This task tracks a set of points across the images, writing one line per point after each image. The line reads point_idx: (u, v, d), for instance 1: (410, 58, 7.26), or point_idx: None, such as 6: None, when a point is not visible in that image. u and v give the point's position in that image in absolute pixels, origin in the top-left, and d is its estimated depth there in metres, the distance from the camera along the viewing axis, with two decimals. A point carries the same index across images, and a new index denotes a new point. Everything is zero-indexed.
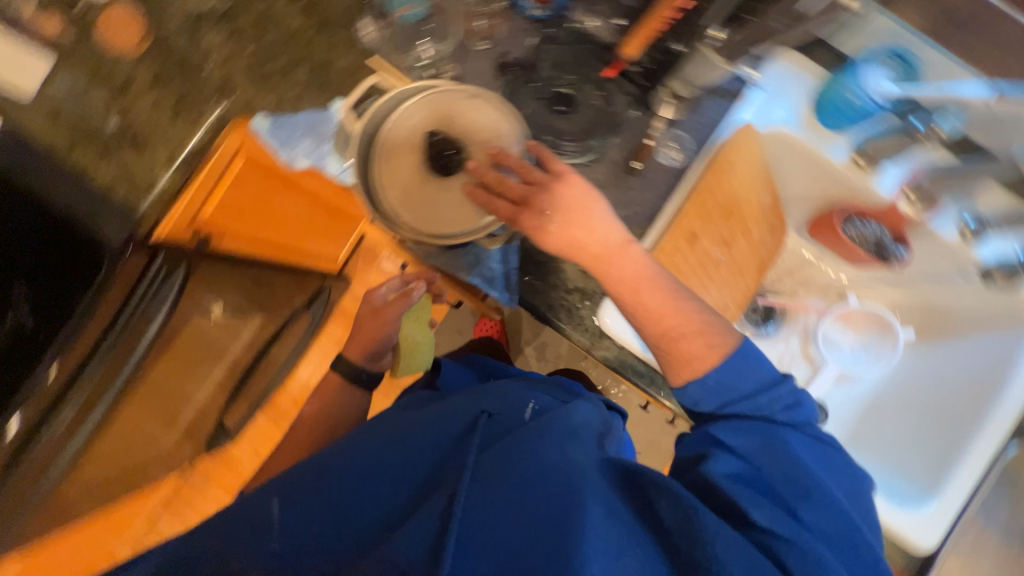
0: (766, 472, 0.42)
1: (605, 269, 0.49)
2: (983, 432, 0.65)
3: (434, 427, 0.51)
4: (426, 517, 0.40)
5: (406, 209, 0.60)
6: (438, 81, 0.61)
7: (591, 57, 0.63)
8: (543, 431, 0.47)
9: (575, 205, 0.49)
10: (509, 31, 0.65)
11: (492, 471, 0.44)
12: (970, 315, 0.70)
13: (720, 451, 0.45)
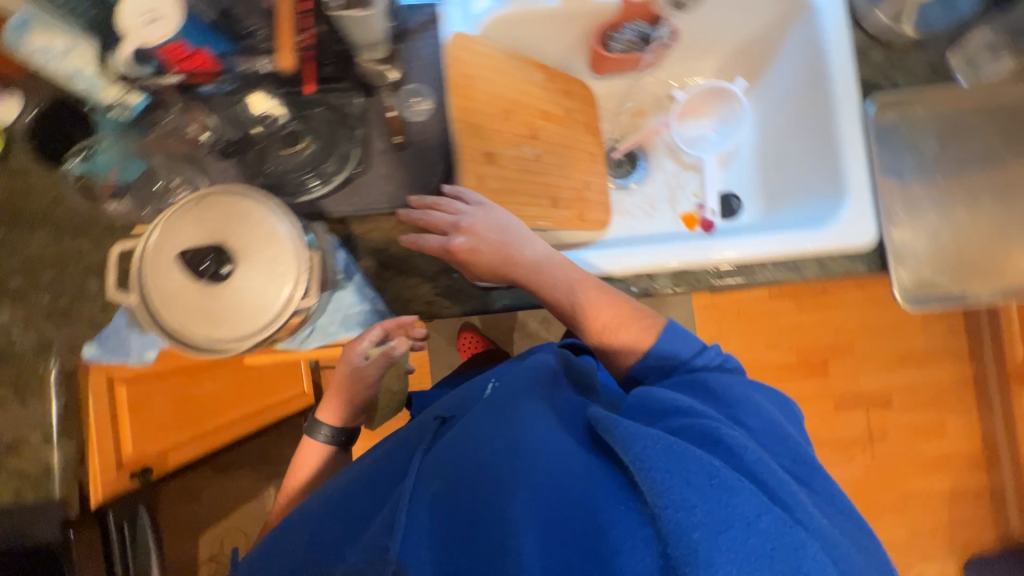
0: (676, 403, 0.58)
1: (578, 302, 0.70)
2: (852, 157, 0.75)
3: (398, 454, 0.63)
4: (388, 525, 0.52)
5: (264, 308, 0.57)
6: (206, 194, 0.59)
7: (434, 132, 0.75)
8: (507, 411, 0.60)
9: (581, 283, 0.70)
10: (368, 119, 0.75)
11: (443, 463, 0.56)
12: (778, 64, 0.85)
13: (634, 404, 0.61)
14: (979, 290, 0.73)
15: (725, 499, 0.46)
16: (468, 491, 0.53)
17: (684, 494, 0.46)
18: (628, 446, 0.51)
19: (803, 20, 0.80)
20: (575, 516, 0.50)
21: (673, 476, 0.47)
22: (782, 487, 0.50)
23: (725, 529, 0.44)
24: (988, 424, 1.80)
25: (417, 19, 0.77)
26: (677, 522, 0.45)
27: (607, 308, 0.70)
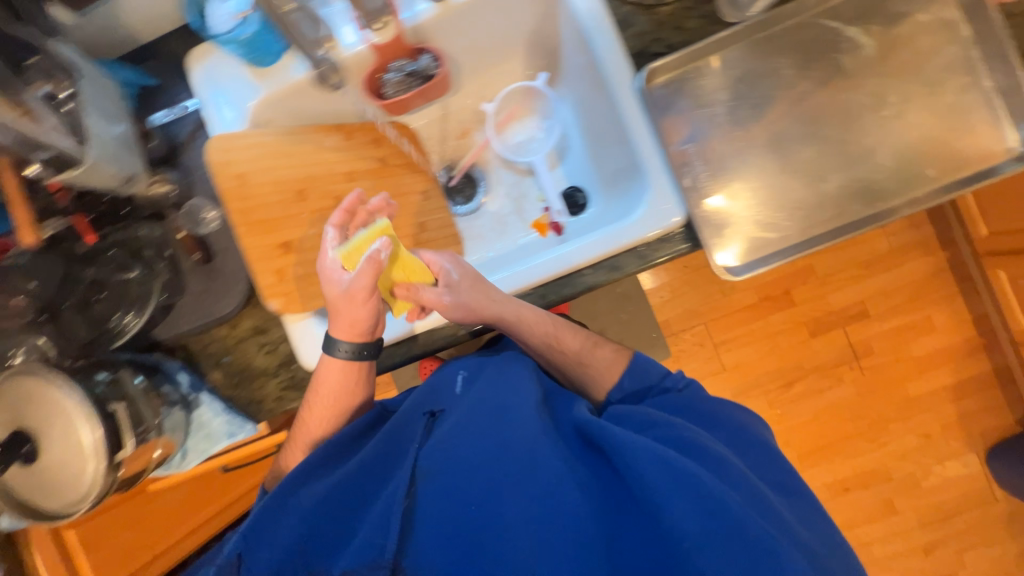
0: (651, 419, 0.63)
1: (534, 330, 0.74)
2: (643, 133, 0.70)
3: (474, 416, 0.62)
4: (392, 523, 0.55)
5: (80, 476, 0.63)
6: (6, 381, 0.64)
7: (229, 241, 0.76)
8: (500, 412, 0.62)
9: (541, 321, 0.74)
10: (161, 244, 0.76)
11: (453, 464, 0.58)
12: (568, 54, 0.81)
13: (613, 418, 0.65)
14: (805, 237, 0.69)
15: (712, 503, 0.51)
16: (468, 492, 0.56)
17: (675, 503, 0.51)
18: (627, 460, 0.55)
19: (563, 5, 0.74)
20: (576, 522, 0.52)
21: (668, 485, 0.52)
22: (745, 490, 0.55)
23: (707, 527, 0.50)
24: (976, 306, 1.68)
25: (185, 130, 0.77)
26: (668, 527, 0.51)
27: (570, 336, 0.77)
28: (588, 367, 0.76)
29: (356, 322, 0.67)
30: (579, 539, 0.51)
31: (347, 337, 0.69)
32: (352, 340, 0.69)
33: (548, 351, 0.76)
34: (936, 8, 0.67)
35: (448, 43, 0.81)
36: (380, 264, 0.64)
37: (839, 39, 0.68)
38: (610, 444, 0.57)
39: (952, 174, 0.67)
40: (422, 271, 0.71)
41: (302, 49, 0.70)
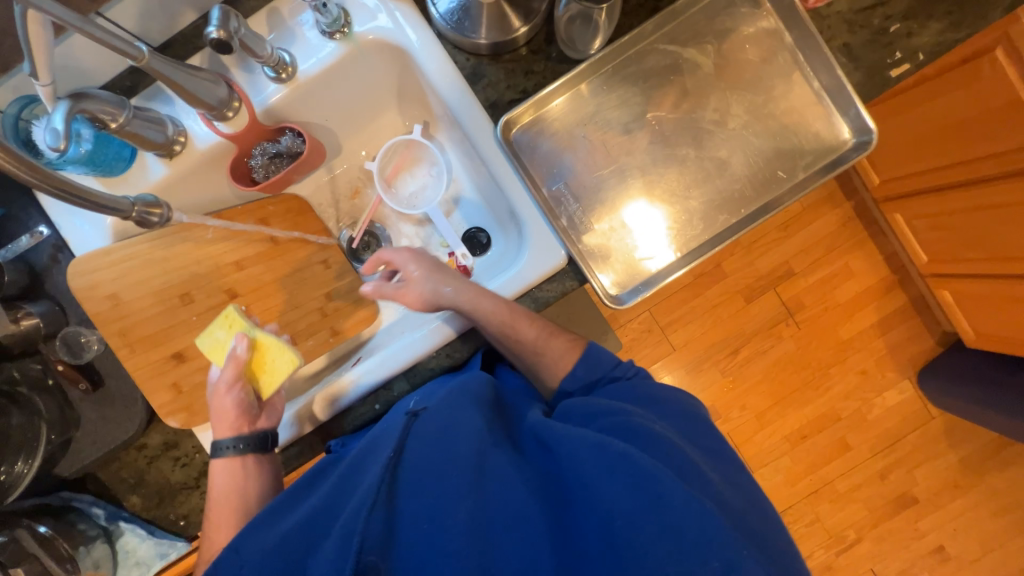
0: (602, 408, 0.62)
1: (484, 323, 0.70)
2: (513, 181, 0.71)
3: (433, 425, 0.59)
4: (347, 543, 0.49)
5: None
6: None
7: (115, 362, 0.73)
8: (450, 420, 0.60)
9: (494, 311, 0.69)
10: (36, 379, 0.72)
11: (413, 477, 0.54)
12: (434, 103, 0.81)
13: (564, 411, 0.65)
14: (682, 253, 0.73)
15: (648, 486, 0.51)
16: (422, 503, 0.53)
17: (615, 490, 0.52)
18: (573, 456, 0.56)
19: (411, 63, 0.74)
20: (518, 520, 0.54)
21: (604, 471, 0.53)
22: (688, 467, 0.55)
23: (646, 508, 0.50)
24: (885, 245, 1.80)
25: (43, 255, 0.73)
26: (607, 511, 0.51)
27: (528, 325, 0.71)
28: (547, 357, 0.72)
29: (225, 416, 0.67)
30: (526, 532, 0.53)
31: (232, 434, 0.67)
32: (237, 434, 0.68)
33: (507, 339, 0.70)
34: (759, 19, 0.71)
35: (312, 116, 0.80)
36: (243, 360, 0.68)
37: (680, 61, 0.71)
38: (559, 441, 0.57)
39: (802, 171, 0.72)
40: (275, 350, 0.70)
41: (101, 211, 0.52)
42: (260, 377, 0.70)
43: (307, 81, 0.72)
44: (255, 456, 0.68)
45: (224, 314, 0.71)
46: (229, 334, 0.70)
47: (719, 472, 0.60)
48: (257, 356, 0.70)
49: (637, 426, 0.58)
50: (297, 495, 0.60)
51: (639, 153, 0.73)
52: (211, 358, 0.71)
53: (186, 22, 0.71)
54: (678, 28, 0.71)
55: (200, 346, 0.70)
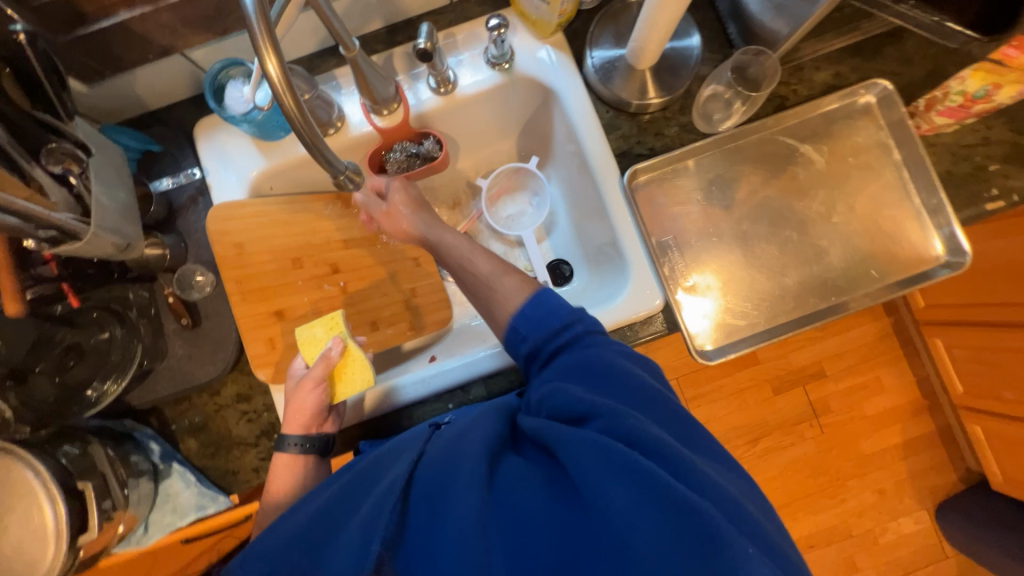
0: (587, 405, 0.52)
1: (475, 286, 0.71)
2: (626, 222, 0.77)
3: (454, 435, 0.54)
4: (353, 547, 0.46)
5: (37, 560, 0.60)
6: None
7: (221, 304, 0.77)
8: (463, 422, 0.57)
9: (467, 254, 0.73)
10: (142, 304, 0.75)
11: (425, 487, 0.50)
12: (558, 138, 0.88)
13: (513, 328, 0.64)
14: (768, 325, 0.76)
15: (663, 500, 0.43)
16: (426, 509, 0.49)
17: (616, 493, 0.44)
18: (573, 458, 0.48)
19: (554, 101, 0.82)
20: (523, 529, 0.46)
21: (628, 499, 0.44)
22: (717, 487, 0.45)
23: (658, 526, 0.42)
24: (918, 368, 1.82)
25: (185, 195, 0.79)
26: (614, 524, 0.44)
27: (483, 259, 0.72)
28: (500, 297, 0.68)
29: (302, 412, 0.70)
30: (530, 541, 0.46)
31: (299, 431, 0.70)
32: (304, 432, 0.70)
33: (482, 290, 0.70)
34: (872, 133, 0.78)
35: (450, 128, 0.88)
36: (333, 362, 0.71)
37: (795, 153, 0.79)
38: (558, 440, 0.50)
39: (891, 274, 0.77)
40: (362, 366, 0.73)
41: (322, 166, 0.51)
42: (339, 384, 0.73)
43: (462, 98, 0.80)
44: (315, 457, 0.70)
45: (330, 315, 0.74)
46: (326, 333, 0.74)
47: (764, 513, 0.50)
48: (343, 363, 0.74)
49: (630, 428, 0.48)
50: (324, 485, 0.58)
51: (744, 225, 0.79)
52: (301, 349, 0.74)
53: (371, 28, 0.81)
54: (798, 125, 0.79)
55: (296, 336, 0.74)
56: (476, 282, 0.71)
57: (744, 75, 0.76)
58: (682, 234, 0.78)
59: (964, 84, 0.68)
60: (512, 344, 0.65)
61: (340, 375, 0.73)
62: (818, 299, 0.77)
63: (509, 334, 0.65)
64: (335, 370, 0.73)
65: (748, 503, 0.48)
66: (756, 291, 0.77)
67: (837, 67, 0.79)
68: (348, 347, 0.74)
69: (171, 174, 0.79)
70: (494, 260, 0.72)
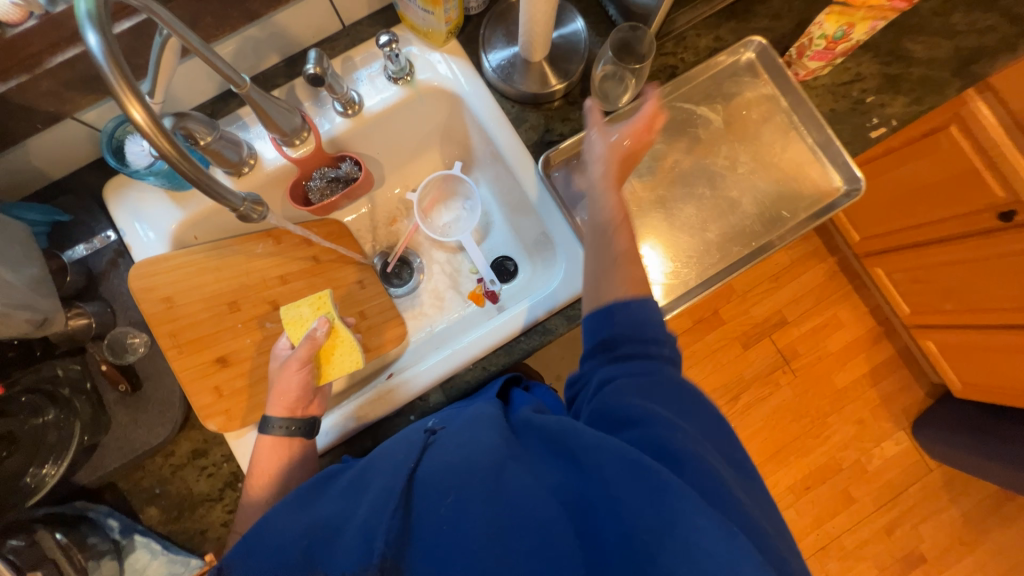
0: (633, 413, 0.53)
1: (604, 238, 0.69)
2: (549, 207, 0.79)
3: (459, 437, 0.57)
4: (359, 545, 0.49)
5: None
6: None
7: (159, 362, 0.75)
8: (474, 433, 0.58)
9: (617, 219, 0.69)
10: (75, 378, 0.72)
11: (432, 482, 0.53)
12: (476, 140, 0.91)
13: (610, 308, 0.62)
14: (701, 279, 0.80)
15: (668, 508, 0.45)
16: (432, 502, 0.51)
17: (638, 508, 0.46)
18: (597, 463, 0.49)
19: (462, 105, 0.85)
20: (529, 524, 0.49)
21: (625, 483, 0.47)
22: (725, 492, 0.48)
23: (666, 528, 0.44)
24: (869, 299, 1.92)
25: (103, 260, 0.77)
26: (618, 515, 0.47)
27: (624, 239, 0.69)
28: (617, 269, 0.65)
29: (287, 393, 0.69)
30: (535, 534, 0.49)
31: (285, 413, 0.69)
32: (289, 415, 0.70)
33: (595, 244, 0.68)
34: (758, 86, 0.84)
35: (368, 148, 0.89)
36: (318, 342, 0.72)
37: (694, 117, 0.84)
38: (587, 448, 0.51)
39: (801, 211, 0.82)
40: (349, 347, 0.75)
41: (218, 203, 0.50)
42: (325, 365, 0.74)
43: (371, 116, 0.82)
44: (301, 440, 0.70)
45: (316, 296, 0.77)
46: (312, 313, 0.76)
47: (753, 491, 0.53)
48: (330, 345, 0.75)
49: (673, 443, 0.49)
50: (310, 492, 0.58)
51: (661, 190, 0.83)
52: (287, 329, 0.76)
53: (268, 64, 0.82)
54: (692, 90, 0.84)
55: (283, 315, 0.76)
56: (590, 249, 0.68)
57: (626, 50, 0.78)
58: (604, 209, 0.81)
59: (822, 28, 0.74)
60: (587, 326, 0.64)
61: (327, 355, 0.74)
62: (741, 246, 0.81)
63: (600, 312, 0.62)
64: (321, 351, 0.75)
65: (747, 497, 0.51)
66: (685, 250, 0.81)
67: (715, 32, 0.85)
68: (334, 327, 0.76)
69: (85, 241, 0.77)
70: (627, 229, 0.70)
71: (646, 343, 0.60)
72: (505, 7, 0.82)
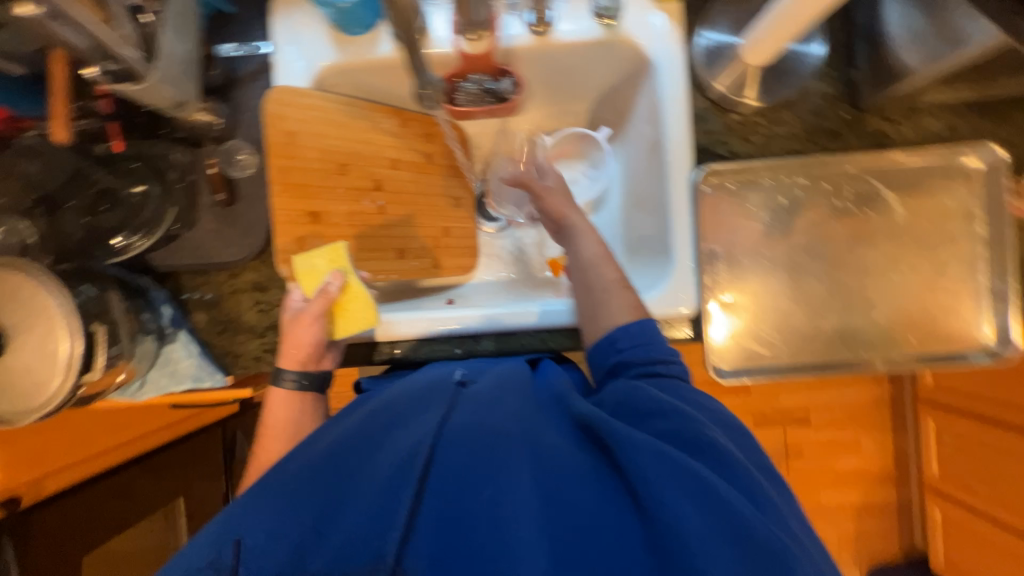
0: (657, 404, 0.54)
1: (585, 269, 0.70)
2: (680, 220, 0.74)
3: (481, 405, 0.57)
4: (381, 495, 0.49)
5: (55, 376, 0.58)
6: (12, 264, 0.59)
7: (260, 187, 0.75)
8: (502, 396, 0.59)
9: (602, 253, 0.71)
10: (182, 165, 0.74)
11: (454, 447, 0.53)
12: (638, 114, 0.83)
13: (610, 337, 0.64)
14: (789, 361, 0.75)
15: (708, 504, 0.46)
16: (451, 486, 0.50)
17: (684, 507, 0.46)
18: (629, 455, 0.49)
19: (648, 75, 0.77)
20: (566, 511, 0.48)
21: (666, 482, 0.47)
22: (754, 488, 0.50)
23: (711, 531, 0.45)
24: (901, 443, 1.74)
25: (247, 68, 0.76)
26: (664, 524, 0.46)
27: (611, 267, 0.70)
28: (608, 299, 0.67)
29: (299, 347, 0.67)
30: (574, 523, 0.47)
31: (296, 367, 0.68)
32: (301, 369, 0.68)
33: (586, 272, 0.70)
34: (964, 199, 0.74)
35: (533, 74, 0.83)
36: (330, 296, 0.69)
37: (878, 198, 0.75)
38: (612, 438, 0.51)
39: (929, 346, 0.75)
40: (364, 303, 0.71)
41: None
42: (339, 320, 0.71)
43: (556, 44, 0.75)
44: (315, 393, 0.69)
45: (332, 246, 0.72)
46: (326, 266, 0.71)
47: (782, 496, 0.54)
48: (344, 299, 0.71)
49: (702, 434, 0.52)
50: (342, 414, 0.63)
51: (802, 255, 0.76)
52: (299, 281, 0.71)
53: None
54: (894, 170, 0.74)
55: (295, 265, 0.71)
56: (587, 280, 0.70)
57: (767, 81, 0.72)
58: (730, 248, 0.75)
59: None
60: (593, 358, 0.66)
61: (342, 312, 0.71)
62: (851, 348, 0.75)
63: (602, 340, 0.65)
64: (335, 305, 0.71)
65: (776, 496, 0.52)
66: (792, 323, 0.76)
67: (953, 120, 0.73)
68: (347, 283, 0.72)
69: (238, 42, 0.76)
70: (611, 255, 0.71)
71: (657, 359, 0.62)
72: None
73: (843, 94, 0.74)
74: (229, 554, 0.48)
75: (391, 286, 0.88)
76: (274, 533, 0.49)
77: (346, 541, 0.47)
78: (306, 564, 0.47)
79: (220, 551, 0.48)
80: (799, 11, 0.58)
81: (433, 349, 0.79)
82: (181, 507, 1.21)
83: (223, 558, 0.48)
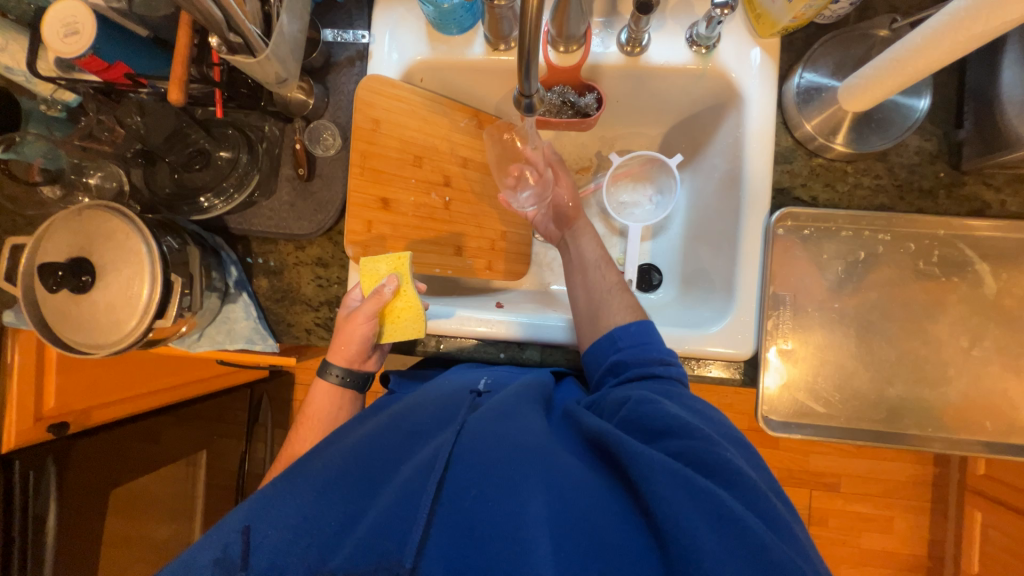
0: (665, 423, 0.52)
1: (582, 271, 0.77)
2: (744, 263, 0.73)
3: (495, 414, 0.57)
4: (399, 499, 0.49)
5: (127, 322, 0.63)
6: (99, 204, 0.64)
7: (339, 166, 0.78)
8: (518, 405, 0.59)
9: (600, 260, 0.77)
10: (273, 137, 0.78)
11: (469, 455, 0.52)
12: (718, 144, 0.81)
13: (611, 335, 0.67)
14: (846, 424, 0.71)
15: (725, 522, 0.44)
16: (469, 496, 0.49)
17: (700, 530, 0.43)
18: (641, 471, 0.47)
19: (736, 111, 0.76)
20: (582, 530, 0.46)
21: (680, 500, 0.45)
22: (774, 511, 0.47)
23: (735, 555, 0.42)
24: (937, 530, 1.49)
25: (345, 54, 0.79)
26: (681, 548, 0.43)
27: (611, 272, 0.76)
28: (609, 300, 0.71)
29: (348, 345, 0.68)
30: (590, 541, 0.45)
31: (343, 364, 0.69)
32: (347, 366, 0.69)
33: (589, 273, 0.76)
34: None
35: (615, 92, 0.82)
36: (383, 300, 0.68)
37: (969, 268, 0.70)
38: (626, 453, 0.49)
39: (1003, 431, 0.70)
40: (415, 315, 0.70)
41: (519, 80, 0.50)
42: (387, 325, 0.70)
43: (645, 66, 0.75)
44: (353, 393, 0.71)
45: (397, 255, 0.72)
46: (388, 271, 0.71)
47: (796, 520, 0.51)
48: (396, 305, 0.70)
49: (711, 449, 0.49)
50: (364, 416, 0.64)
51: (875, 314, 0.72)
52: (361, 280, 0.72)
53: None
54: (991, 239, 0.69)
55: (360, 266, 0.72)
56: (589, 281, 0.75)
57: (865, 129, 0.69)
58: (796, 296, 0.73)
59: None
60: (590, 360, 0.69)
61: (393, 317, 0.70)
62: (917, 420, 0.71)
63: (602, 339, 0.67)
64: (387, 308, 0.70)
65: (791, 516, 0.49)
66: (856, 383, 0.72)
67: None
68: (400, 290, 0.71)
69: (340, 29, 0.79)
70: (611, 259, 0.78)
71: (654, 366, 0.62)
72: (858, 34, 0.70)
73: (944, 153, 0.70)
74: (237, 550, 0.47)
75: (443, 281, 0.89)
76: (291, 529, 0.49)
77: (361, 547, 0.46)
78: (327, 557, 0.47)
79: (227, 548, 0.47)
80: (907, 65, 0.56)
81: (477, 349, 0.79)
82: (202, 460, 1.22)
83: (228, 556, 0.47)
